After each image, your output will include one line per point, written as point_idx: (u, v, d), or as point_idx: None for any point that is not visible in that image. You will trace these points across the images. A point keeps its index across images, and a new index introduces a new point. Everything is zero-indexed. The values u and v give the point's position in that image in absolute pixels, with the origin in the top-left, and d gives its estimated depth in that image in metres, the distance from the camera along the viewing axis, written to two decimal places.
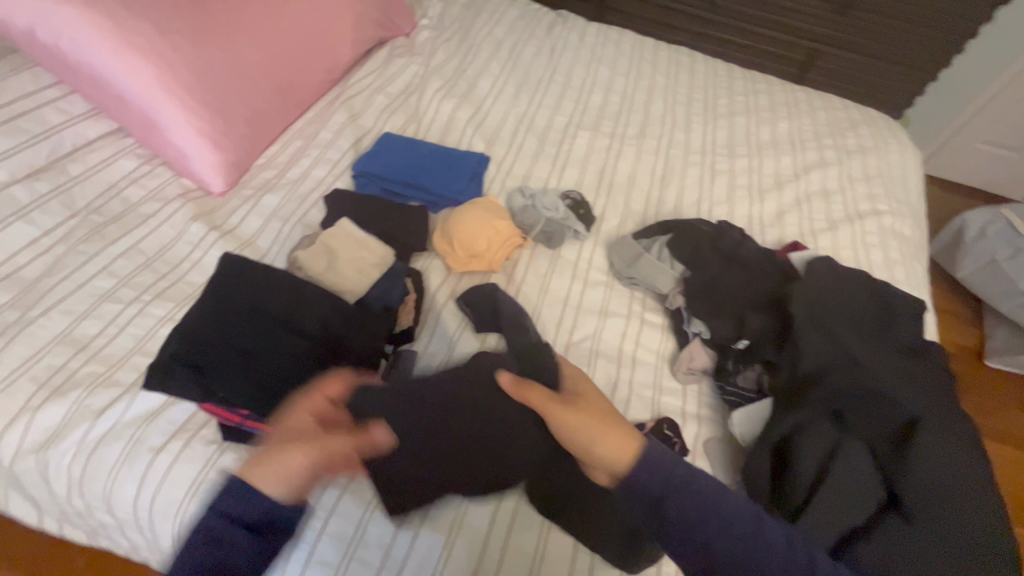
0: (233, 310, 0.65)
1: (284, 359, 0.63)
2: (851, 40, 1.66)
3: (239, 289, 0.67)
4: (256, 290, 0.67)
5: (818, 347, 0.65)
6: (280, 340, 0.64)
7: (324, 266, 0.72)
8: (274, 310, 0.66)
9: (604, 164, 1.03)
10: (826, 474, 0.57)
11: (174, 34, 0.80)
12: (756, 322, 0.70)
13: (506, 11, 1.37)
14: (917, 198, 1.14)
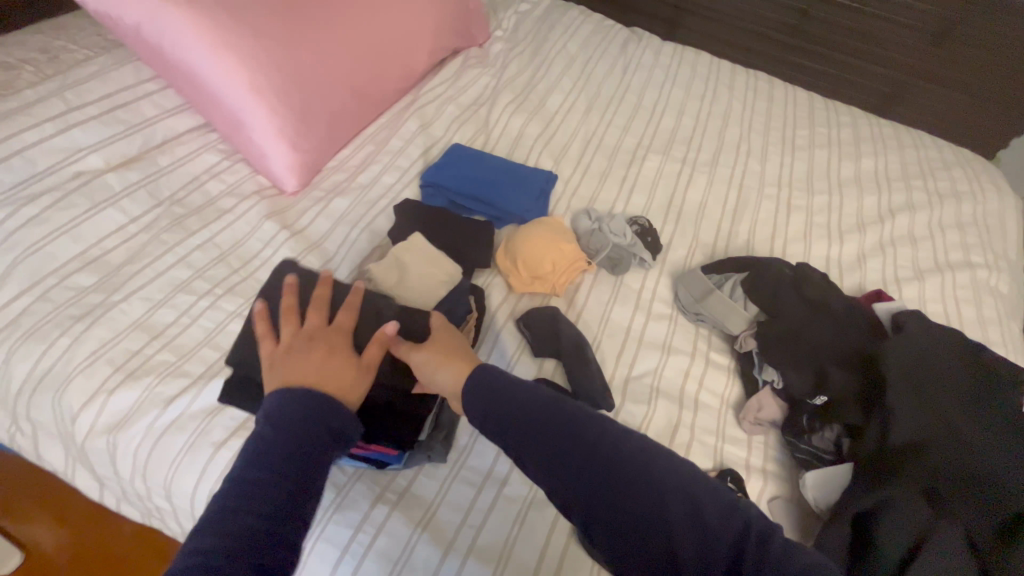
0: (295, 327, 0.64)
1: None
2: (943, 74, 1.56)
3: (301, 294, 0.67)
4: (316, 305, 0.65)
5: (911, 416, 0.61)
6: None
7: (394, 281, 0.71)
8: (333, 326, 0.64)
9: (673, 191, 1.00)
10: (916, 557, 0.52)
11: (267, 37, 0.83)
12: (839, 381, 0.66)
13: (581, 27, 1.35)
14: (1016, 252, 1.04)
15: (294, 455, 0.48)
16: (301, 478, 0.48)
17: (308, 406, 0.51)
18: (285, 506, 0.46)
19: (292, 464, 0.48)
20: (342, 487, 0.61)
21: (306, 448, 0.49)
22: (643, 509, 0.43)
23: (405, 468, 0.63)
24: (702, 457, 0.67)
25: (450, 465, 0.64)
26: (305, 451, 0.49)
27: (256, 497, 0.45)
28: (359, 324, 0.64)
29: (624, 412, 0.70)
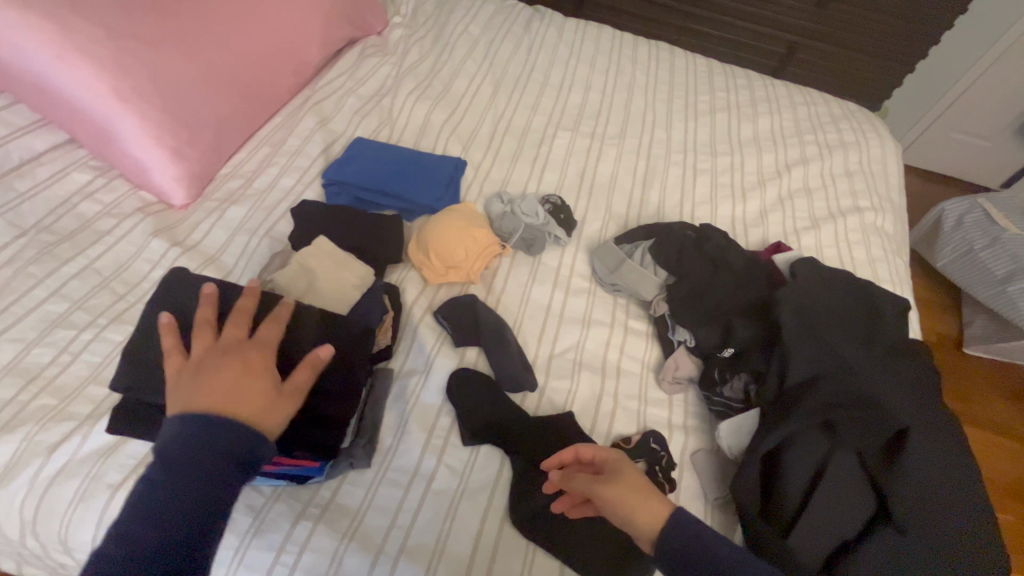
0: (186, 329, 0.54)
1: None
2: (829, 33, 1.66)
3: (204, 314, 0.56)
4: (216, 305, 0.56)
5: (805, 354, 0.65)
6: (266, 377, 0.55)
7: (302, 289, 0.64)
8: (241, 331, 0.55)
9: (584, 166, 1.01)
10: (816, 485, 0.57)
11: (127, 38, 0.75)
12: (742, 330, 0.70)
13: (482, 7, 1.33)
14: (898, 193, 1.14)
15: (187, 491, 0.43)
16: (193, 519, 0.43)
17: (205, 437, 0.45)
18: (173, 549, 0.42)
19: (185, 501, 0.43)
20: (260, 509, 0.58)
21: (202, 487, 0.43)
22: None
23: (328, 479, 0.60)
24: (626, 422, 0.69)
25: (375, 468, 0.62)
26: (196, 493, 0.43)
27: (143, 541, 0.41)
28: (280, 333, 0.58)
29: (549, 390, 0.71)
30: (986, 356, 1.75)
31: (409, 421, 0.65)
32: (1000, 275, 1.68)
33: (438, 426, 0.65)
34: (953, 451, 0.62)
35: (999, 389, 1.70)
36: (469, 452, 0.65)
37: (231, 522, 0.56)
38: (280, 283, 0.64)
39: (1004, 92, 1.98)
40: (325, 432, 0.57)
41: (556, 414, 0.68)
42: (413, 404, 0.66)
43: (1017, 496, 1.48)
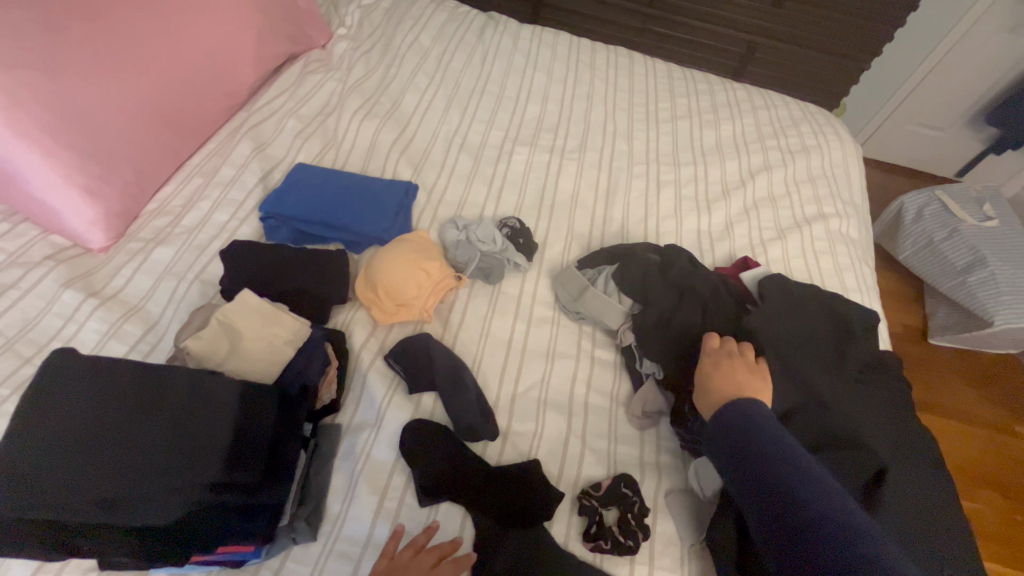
0: (93, 424, 0.43)
1: (181, 483, 0.43)
2: (787, 32, 1.65)
3: (91, 400, 0.43)
4: (132, 391, 0.45)
5: (778, 389, 0.62)
6: (171, 473, 0.43)
7: (224, 353, 0.57)
8: (160, 424, 0.44)
9: (544, 183, 0.96)
10: None
11: (20, 66, 0.66)
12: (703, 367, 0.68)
13: (433, 16, 1.27)
14: (861, 195, 1.13)
15: None
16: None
17: None
18: None
19: None
20: None
21: None
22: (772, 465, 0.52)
23: (269, 558, 0.54)
24: (595, 465, 0.65)
25: (322, 541, 0.56)
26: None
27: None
28: (205, 413, 0.46)
29: (513, 434, 0.66)
30: (950, 345, 1.79)
31: (358, 484, 0.59)
32: (960, 266, 1.71)
33: (391, 486, 0.60)
34: (922, 485, 0.62)
35: (963, 378, 1.74)
36: (427, 513, 0.59)
37: None
38: (195, 349, 0.56)
39: (955, 86, 2.02)
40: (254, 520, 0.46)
41: (520, 463, 0.63)
42: (362, 463, 0.61)
43: (985, 484, 1.52)
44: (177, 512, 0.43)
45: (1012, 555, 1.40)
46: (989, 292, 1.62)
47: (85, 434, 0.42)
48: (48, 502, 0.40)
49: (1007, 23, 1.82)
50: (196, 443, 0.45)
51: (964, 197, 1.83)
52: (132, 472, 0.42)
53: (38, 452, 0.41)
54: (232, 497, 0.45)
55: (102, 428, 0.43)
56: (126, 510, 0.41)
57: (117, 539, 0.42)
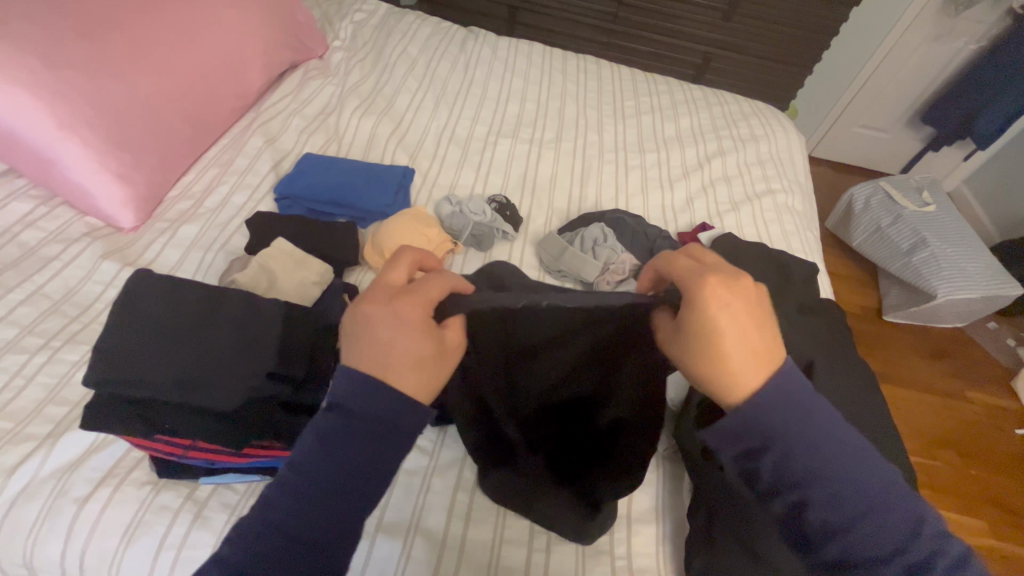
0: (172, 328, 0.55)
1: (236, 375, 0.54)
2: (737, 43, 1.83)
3: (170, 310, 0.56)
4: (200, 305, 0.57)
5: None
6: (231, 366, 0.55)
7: (264, 289, 0.68)
8: (221, 330, 0.56)
9: (526, 168, 1.09)
10: None
11: (63, 66, 0.75)
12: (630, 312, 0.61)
13: (418, 30, 1.40)
14: (805, 176, 1.28)
15: (331, 470, 0.44)
16: (364, 498, 0.45)
17: (350, 427, 0.45)
18: (326, 491, 0.44)
19: (357, 457, 0.45)
20: (236, 505, 0.59)
21: (365, 466, 0.45)
22: (797, 456, 0.46)
23: None
24: None
25: None
26: (362, 465, 0.45)
27: (313, 501, 0.44)
28: (252, 327, 0.57)
29: None
30: (904, 321, 1.95)
31: None
32: (905, 248, 1.88)
33: None
34: (851, 394, 0.74)
35: (916, 350, 1.89)
36: (436, 432, 0.68)
37: (207, 521, 0.58)
38: (241, 282, 0.68)
39: (892, 89, 2.24)
40: (291, 417, 0.57)
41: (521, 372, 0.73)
42: None
43: (941, 443, 1.64)
44: (237, 399, 0.54)
45: (970, 506, 1.51)
46: (933, 269, 1.78)
47: (167, 335, 0.54)
48: (138, 382, 0.52)
49: (930, 32, 2.04)
50: (246, 345, 0.56)
51: (905, 186, 2.01)
52: (202, 362, 0.54)
53: (133, 343, 0.53)
54: (281, 388, 0.56)
55: (178, 329, 0.55)
56: (197, 392, 0.53)
57: (189, 417, 0.53)
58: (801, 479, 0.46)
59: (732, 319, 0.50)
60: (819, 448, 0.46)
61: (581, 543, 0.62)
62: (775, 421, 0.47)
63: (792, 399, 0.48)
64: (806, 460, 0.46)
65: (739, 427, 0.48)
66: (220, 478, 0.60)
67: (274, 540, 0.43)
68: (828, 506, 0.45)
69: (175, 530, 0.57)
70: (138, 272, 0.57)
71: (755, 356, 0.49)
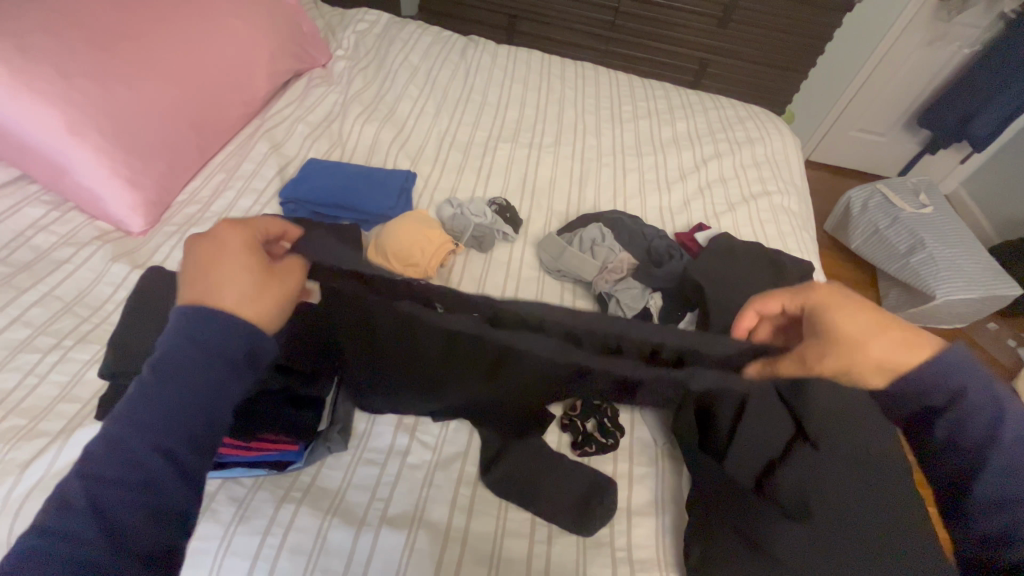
0: None
1: None
2: (733, 50, 1.86)
3: None
4: None
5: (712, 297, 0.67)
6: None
7: None
8: None
9: (525, 171, 1.11)
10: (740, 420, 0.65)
11: (77, 76, 0.78)
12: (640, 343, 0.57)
13: (419, 39, 1.43)
14: (800, 178, 1.30)
15: (163, 399, 0.43)
16: (190, 432, 0.43)
17: (189, 351, 0.45)
18: (157, 420, 0.42)
19: (187, 382, 0.44)
20: (243, 499, 0.60)
21: (195, 393, 0.44)
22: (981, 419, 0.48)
23: (308, 466, 0.64)
24: None
25: (352, 451, 0.67)
26: (192, 392, 0.44)
27: (156, 444, 0.42)
28: None
29: None
30: (904, 322, 1.95)
31: (380, 406, 0.71)
32: (903, 249, 1.89)
33: None
34: None
35: None
36: (439, 428, 0.70)
37: (215, 513, 0.59)
38: None
39: (887, 93, 2.26)
40: (298, 410, 0.62)
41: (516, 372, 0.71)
42: None
43: None
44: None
45: None
46: (931, 270, 1.79)
47: None
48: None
49: (924, 37, 2.06)
50: None
51: (902, 188, 2.03)
52: None
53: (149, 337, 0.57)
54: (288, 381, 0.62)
55: None
56: None
57: None
58: (985, 442, 0.48)
59: (851, 313, 0.51)
60: (1009, 424, 0.47)
61: (582, 534, 0.63)
62: (972, 390, 0.49)
63: (965, 375, 0.49)
64: (993, 427, 0.48)
65: (923, 386, 0.50)
66: (227, 472, 0.61)
67: (95, 489, 0.40)
68: (1006, 472, 0.46)
69: None
70: (157, 275, 0.62)
71: (902, 342, 0.50)
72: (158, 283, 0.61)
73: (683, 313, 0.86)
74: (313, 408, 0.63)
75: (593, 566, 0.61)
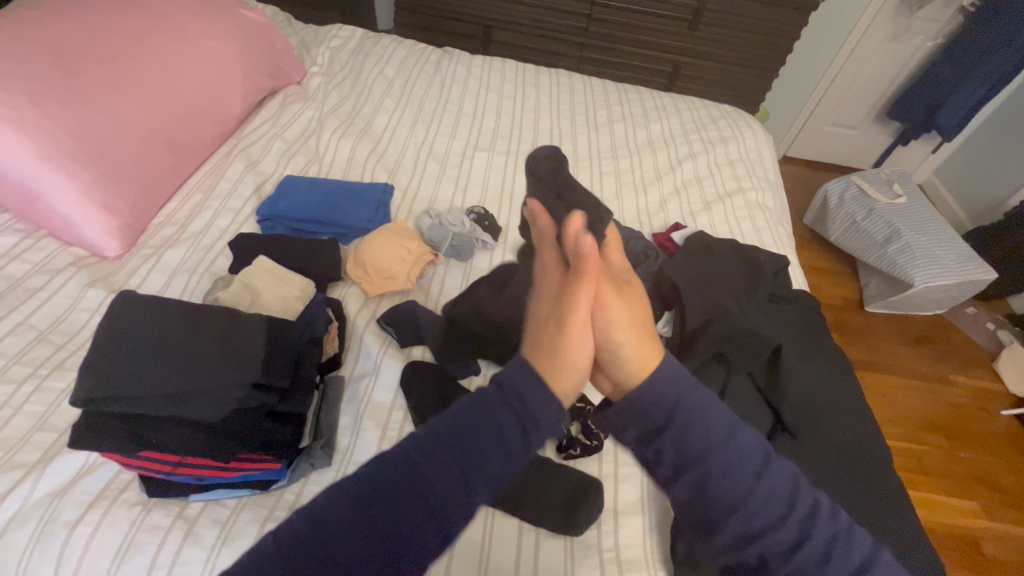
0: (156, 344, 0.58)
1: (225, 385, 0.58)
2: (704, 51, 1.90)
3: (155, 325, 0.59)
4: (185, 322, 0.61)
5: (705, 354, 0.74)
6: (215, 378, 0.57)
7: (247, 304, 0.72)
8: (208, 344, 0.59)
9: (503, 179, 1.12)
10: None
11: (46, 102, 0.78)
12: None
13: (394, 52, 1.44)
14: (774, 174, 1.32)
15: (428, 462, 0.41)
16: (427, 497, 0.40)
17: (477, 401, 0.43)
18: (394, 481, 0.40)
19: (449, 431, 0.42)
20: (226, 521, 0.60)
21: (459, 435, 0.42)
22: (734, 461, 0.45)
23: (292, 483, 0.64)
24: None
25: (336, 466, 0.66)
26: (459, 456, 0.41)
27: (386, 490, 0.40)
28: (234, 343, 0.60)
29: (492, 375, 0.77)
30: (884, 311, 1.99)
31: (363, 419, 0.70)
32: (881, 239, 1.92)
33: (393, 419, 0.71)
34: (826, 378, 0.76)
35: (900, 337, 1.92)
36: None
37: (199, 537, 0.58)
38: (226, 300, 0.72)
39: (858, 87, 2.31)
40: (279, 427, 0.61)
41: None
42: (365, 404, 0.71)
43: (933, 428, 1.66)
44: (225, 411, 0.57)
45: (957, 489, 1.52)
46: (907, 259, 1.83)
47: (151, 350, 0.58)
48: (127, 399, 0.55)
49: (889, 32, 2.12)
50: (223, 358, 0.59)
51: (876, 179, 2.07)
52: (185, 375, 0.57)
53: (119, 360, 0.56)
54: (268, 398, 0.60)
55: (162, 343, 0.58)
56: (185, 405, 0.56)
57: (176, 428, 0.57)
58: (724, 492, 0.44)
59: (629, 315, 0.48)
60: (725, 448, 0.45)
61: (570, 535, 0.64)
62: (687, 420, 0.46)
63: (682, 384, 0.47)
64: (728, 475, 0.45)
65: (636, 415, 0.47)
66: (210, 494, 0.61)
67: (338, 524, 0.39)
68: (739, 516, 0.44)
69: (166, 549, 0.57)
70: (126, 293, 0.61)
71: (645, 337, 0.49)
72: (122, 303, 0.60)
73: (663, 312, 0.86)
74: (297, 424, 0.63)
75: (581, 568, 0.61)
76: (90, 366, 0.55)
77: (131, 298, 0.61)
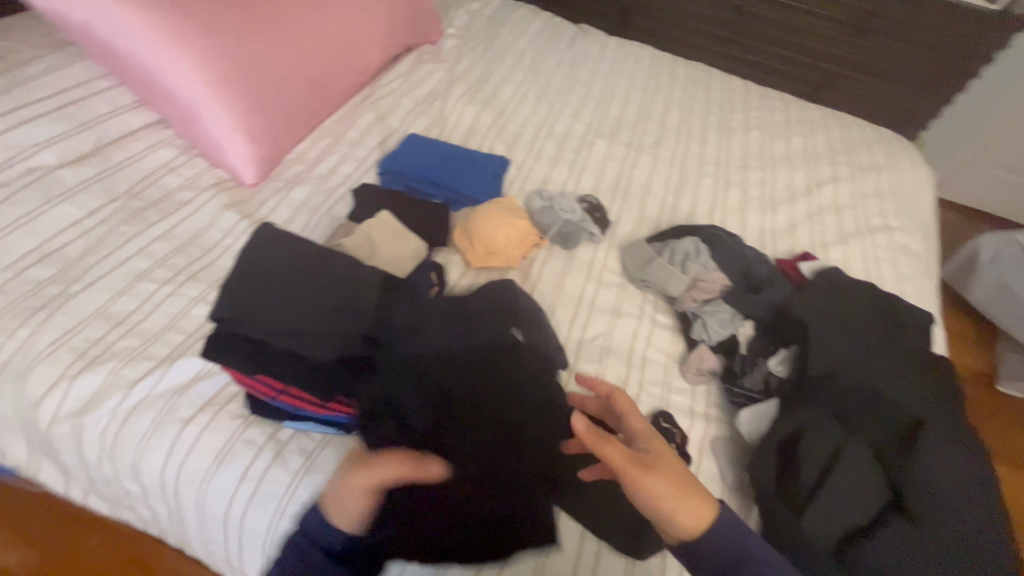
0: (281, 279, 0.62)
1: (335, 331, 0.61)
2: (867, 63, 1.68)
3: (284, 260, 0.63)
4: (309, 262, 0.64)
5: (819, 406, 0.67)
6: (330, 326, 0.61)
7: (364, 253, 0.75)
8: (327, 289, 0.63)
9: (620, 171, 1.07)
10: (822, 487, 0.61)
11: (219, 32, 0.83)
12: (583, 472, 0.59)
13: (530, 24, 1.41)
14: (929, 216, 1.15)
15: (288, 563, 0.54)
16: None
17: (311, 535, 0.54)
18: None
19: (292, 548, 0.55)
20: (310, 453, 0.63)
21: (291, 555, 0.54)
22: None
23: None
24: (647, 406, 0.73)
25: None
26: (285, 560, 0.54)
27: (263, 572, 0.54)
28: (350, 292, 0.63)
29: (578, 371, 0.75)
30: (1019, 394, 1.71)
31: None
32: None
33: None
34: (967, 468, 0.65)
35: None
36: None
37: (285, 461, 0.62)
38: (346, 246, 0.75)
39: None
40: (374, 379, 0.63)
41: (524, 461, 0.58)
42: None
43: None
44: (333, 355, 0.61)
45: None
46: None
47: (277, 284, 0.62)
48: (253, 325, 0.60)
49: None
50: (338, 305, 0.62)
51: None
52: (302, 314, 0.61)
53: (249, 289, 0.61)
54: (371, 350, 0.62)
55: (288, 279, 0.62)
56: (298, 342, 0.60)
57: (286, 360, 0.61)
58: None
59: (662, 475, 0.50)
60: None
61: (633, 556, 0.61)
62: None
63: None
64: None
65: None
66: (301, 425, 0.64)
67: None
68: None
69: (256, 464, 0.62)
70: (264, 225, 0.65)
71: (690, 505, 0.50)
72: (258, 235, 0.65)
73: (778, 346, 0.77)
74: None
75: None
76: (226, 287, 0.61)
77: (266, 231, 0.65)
